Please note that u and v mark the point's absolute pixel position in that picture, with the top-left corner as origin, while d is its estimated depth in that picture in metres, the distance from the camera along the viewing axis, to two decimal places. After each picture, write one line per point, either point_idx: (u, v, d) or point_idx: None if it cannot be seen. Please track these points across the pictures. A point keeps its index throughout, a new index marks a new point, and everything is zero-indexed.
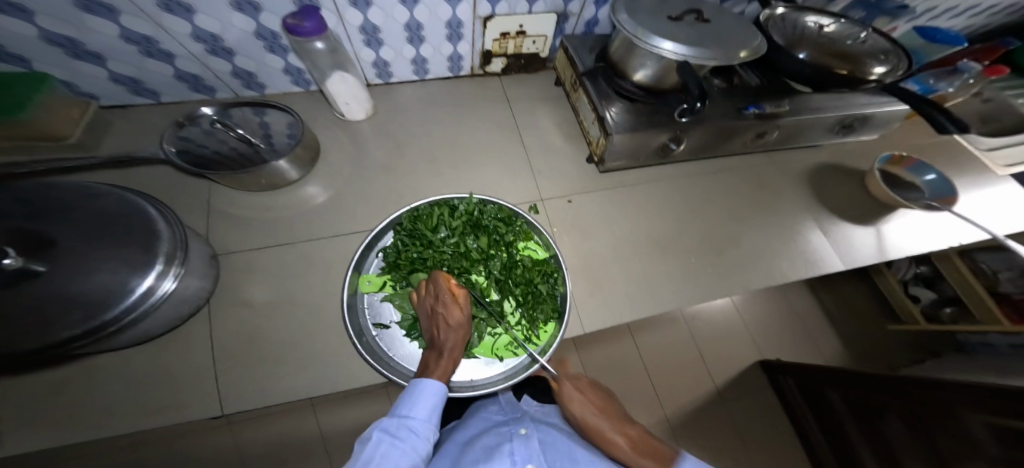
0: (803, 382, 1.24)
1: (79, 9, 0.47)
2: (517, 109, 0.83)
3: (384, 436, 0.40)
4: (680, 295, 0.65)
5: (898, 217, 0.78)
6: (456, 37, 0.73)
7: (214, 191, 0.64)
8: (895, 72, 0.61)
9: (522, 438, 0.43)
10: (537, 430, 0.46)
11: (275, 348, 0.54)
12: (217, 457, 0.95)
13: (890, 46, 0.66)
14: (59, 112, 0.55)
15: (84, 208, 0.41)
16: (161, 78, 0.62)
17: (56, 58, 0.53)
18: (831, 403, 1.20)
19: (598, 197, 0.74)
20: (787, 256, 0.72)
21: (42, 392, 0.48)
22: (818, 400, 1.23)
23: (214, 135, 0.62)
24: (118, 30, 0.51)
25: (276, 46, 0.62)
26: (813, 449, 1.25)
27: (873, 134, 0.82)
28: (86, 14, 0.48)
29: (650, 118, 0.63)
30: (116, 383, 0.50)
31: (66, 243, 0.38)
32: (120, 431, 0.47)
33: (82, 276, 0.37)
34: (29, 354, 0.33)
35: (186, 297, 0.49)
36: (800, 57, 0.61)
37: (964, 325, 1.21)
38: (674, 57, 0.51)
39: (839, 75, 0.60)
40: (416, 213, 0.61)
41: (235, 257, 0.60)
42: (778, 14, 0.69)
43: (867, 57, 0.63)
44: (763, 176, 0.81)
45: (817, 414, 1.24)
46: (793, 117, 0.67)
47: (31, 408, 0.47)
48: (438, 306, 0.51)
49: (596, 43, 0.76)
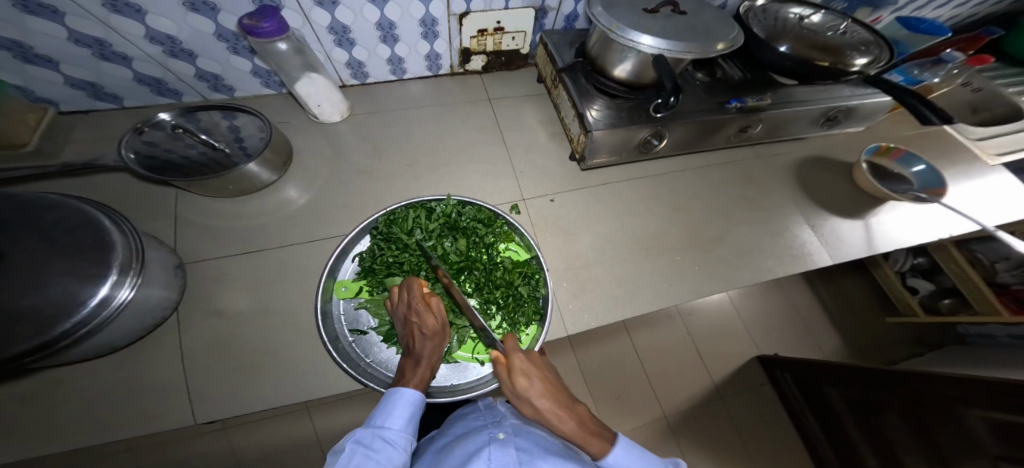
0: (800, 377, 1.22)
1: (20, 10, 0.45)
2: (499, 107, 0.82)
3: (357, 447, 0.38)
4: (665, 295, 0.64)
5: (888, 209, 0.77)
6: (431, 35, 0.71)
7: (184, 197, 0.63)
8: (877, 64, 0.60)
9: (501, 442, 0.39)
10: (518, 434, 0.42)
11: (244, 357, 0.53)
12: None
13: (870, 36, 0.64)
14: (13, 119, 0.54)
15: (33, 220, 0.39)
16: (121, 82, 0.60)
17: (6, 63, 0.51)
18: (828, 397, 1.18)
19: (581, 195, 0.72)
20: (775, 251, 0.70)
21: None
22: (816, 396, 1.21)
23: (179, 139, 0.60)
24: (67, 33, 0.50)
25: (239, 48, 0.61)
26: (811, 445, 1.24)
27: (861, 126, 0.80)
28: (28, 16, 0.46)
29: (629, 114, 0.62)
30: (76, 399, 0.48)
31: (10, 256, 0.37)
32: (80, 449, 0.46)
33: (24, 291, 0.35)
34: None
35: (148, 308, 0.47)
36: (781, 51, 0.60)
37: (961, 317, 1.20)
38: (651, 50, 0.50)
39: (817, 66, 0.58)
40: (392, 217, 0.59)
41: (206, 264, 0.58)
42: (758, 6, 0.67)
43: (849, 47, 0.61)
44: (750, 170, 0.79)
45: (815, 409, 1.22)
46: (777, 110, 0.65)
47: None
48: (412, 315, 0.49)
49: (576, 39, 0.74)
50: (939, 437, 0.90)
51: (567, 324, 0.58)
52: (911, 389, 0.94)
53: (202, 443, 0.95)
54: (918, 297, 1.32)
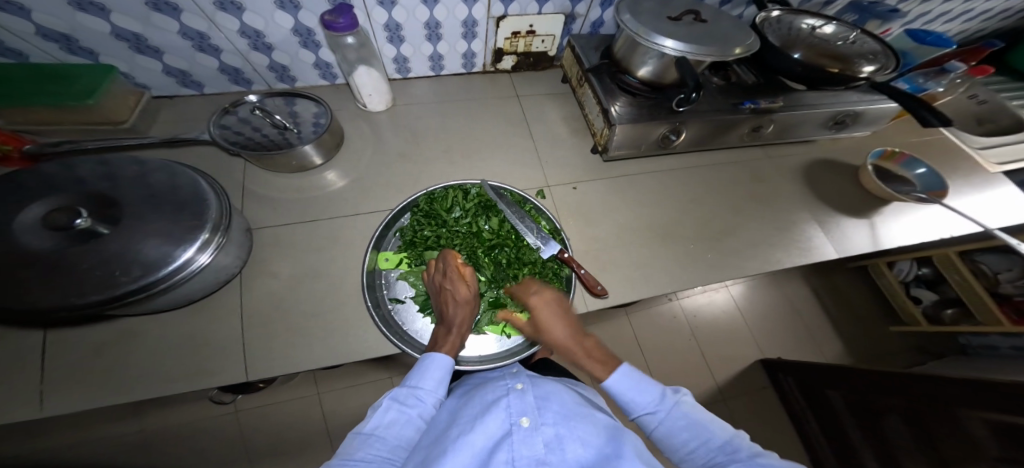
0: (802, 380, 1.27)
1: (149, 7, 0.54)
2: (526, 104, 0.88)
3: (393, 404, 0.44)
4: (679, 279, 0.69)
5: (892, 210, 0.81)
6: (470, 35, 0.78)
7: (249, 172, 0.69)
8: (882, 72, 0.65)
9: (518, 392, 0.44)
10: (534, 385, 0.46)
11: (297, 318, 0.58)
12: (223, 444, 0.97)
13: (879, 48, 0.69)
14: (118, 99, 0.62)
15: (143, 179, 0.46)
16: (206, 71, 0.69)
17: (121, 51, 0.60)
18: (831, 402, 1.21)
19: (602, 185, 0.78)
20: (783, 244, 0.75)
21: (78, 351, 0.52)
22: (819, 400, 1.24)
23: (247, 123, 0.67)
24: (178, 26, 0.58)
25: (309, 42, 0.69)
26: (811, 448, 1.27)
27: (868, 131, 0.85)
28: (154, 13, 0.55)
29: (651, 111, 0.67)
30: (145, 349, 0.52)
31: (128, 206, 0.43)
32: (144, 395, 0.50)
33: (138, 236, 0.41)
34: (93, 303, 0.37)
35: (222, 266, 0.53)
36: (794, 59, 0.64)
37: (960, 327, 1.24)
38: (674, 52, 0.55)
39: (829, 72, 0.63)
40: (432, 196, 0.66)
41: (266, 231, 0.65)
42: (773, 16, 0.73)
43: (858, 56, 0.66)
44: (761, 169, 0.85)
45: (818, 414, 1.25)
46: (787, 111, 0.71)
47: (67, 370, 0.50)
48: (446, 283, 0.53)
49: (601, 43, 0.80)
50: (936, 436, 0.92)
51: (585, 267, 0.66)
52: (908, 387, 0.98)
53: (223, 422, 0.99)
54: (920, 307, 1.37)
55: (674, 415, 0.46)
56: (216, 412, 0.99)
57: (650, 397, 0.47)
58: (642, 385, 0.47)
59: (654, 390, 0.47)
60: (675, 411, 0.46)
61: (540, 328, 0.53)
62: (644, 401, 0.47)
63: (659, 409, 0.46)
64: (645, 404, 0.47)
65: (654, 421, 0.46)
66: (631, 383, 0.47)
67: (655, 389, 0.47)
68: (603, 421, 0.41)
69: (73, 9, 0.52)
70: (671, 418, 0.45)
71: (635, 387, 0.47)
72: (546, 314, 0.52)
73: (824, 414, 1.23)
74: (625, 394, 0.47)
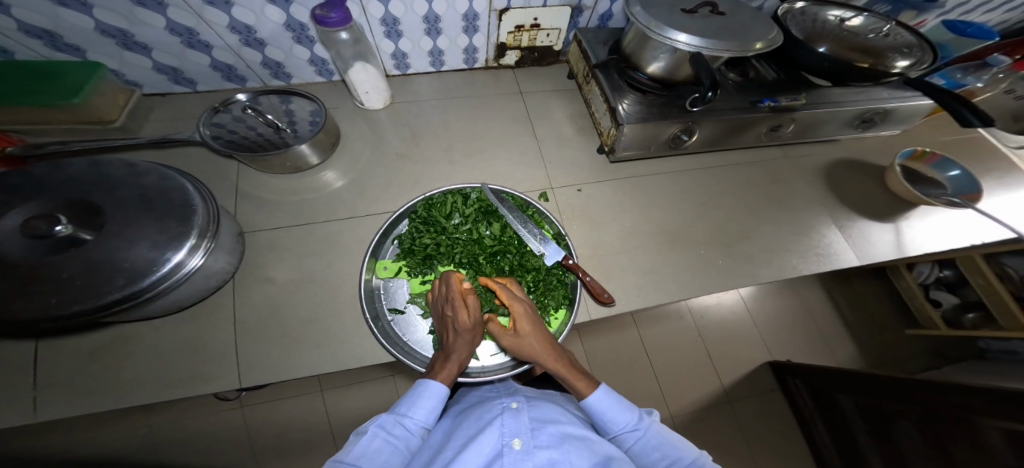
0: (811, 382, 1.22)
1: (133, 3, 0.52)
2: (530, 101, 0.85)
3: (380, 432, 0.42)
4: (689, 286, 0.65)
5: (919, 213, 0.77)
6: (471, 29, 0.75)
7: (244, 172, 0.68)
8: (919, 66, 0.59)
9: (513, 411, 0.42)
10: (529, 405, 0.44)
11: (290, 324, 0.57)
12: (224, 441, 0.98)
13: (916, 42, 0.63)
14: (107, 97, 0.61)
15: (126, 182, 0.44)
16: (199, 68, 0.67)
17: (109, 48, 0.59)
18: (841, 407, 1.16)
19: (608, 187, 0.75)
20: (799, 249, 0.71)
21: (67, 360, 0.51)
22: (828, 403, 1.19)
23: (242, 120, 0.66)
24: (164, 22, 0.56)
25: (303, 38, 0.66)
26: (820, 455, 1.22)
27: (896, 130, 0.80)
28: (139, 8, 0.53)
29: (661, 109, 0.63)
30: (133, 357, 0.52)
31: (108, 212, 0.41)
32: (133, 404, 0.49)
33: (118, 243, 0.39)
34: (67, 317, 0.35)
35: (213, 271, 0.51)
36: (820, 52, 0.60)
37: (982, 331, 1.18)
38: (687, 48, 0.51)
39: (858, 68, 0.58)
40: (430, 201, 0.63)
41: (261, 234, 0.63)
42: (797, 8, 0.68)
43: (891, 49, 0.60)
44: (778, 170, 0.80)
45: (825, 416, 1.21)
46: (811, 109, 0.66)
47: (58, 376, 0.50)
48: (448, 309, 0.50)
49: (609, 37, 0.76)
50: (951, 446, 0.87)
51: (589, 273, 0.63)
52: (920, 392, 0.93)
53: (223, 419, 0.99)
54: (940, 311, 1.30)
55: (648, 437, 0.46)
56: (217, 409, 1.00)
57: (629, 418, 0.47)
58: (621, 406, 0.47)
59: (631, 412, 0.47)
60: (650, 434, 0.46)
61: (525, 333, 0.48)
62: (623, 421, 0.47)
63: (637, 429, 0.46)
64: (623, 425, 0.47)
65: (631, 440, 0.46)
66: (611, 403, 0.48)
67: (633, 411, 0.47)
68: (597, 445, 0.39)
69: (56, 5, 0.50)
70: (646, 439, 0.46)
71: (613, 408, 0.47)
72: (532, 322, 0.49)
73: (834, 421, 1.19)
74: (603, 414, 0.47)
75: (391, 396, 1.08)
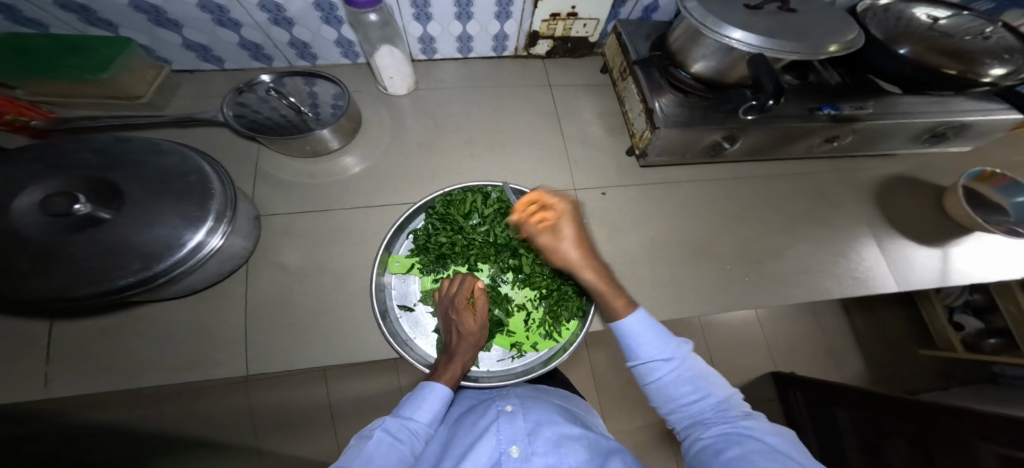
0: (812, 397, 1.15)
1: None
2: (558, 94, 0.81)
3: (386, 436, 0.39)
4: (714, 302, 0.62)
5: (970, 240, 0.71)
6: (504, 15, 0.70)
7: (263, 155, 0.67)
8: (1018, 75, 0.53)
9: (508, 415, 0.40)
10: (526, 407, 0.43)
11: (302, 314, 0.56)
12: (232, 416, 1.00)
13: (1018, 44, 0.55)
14: (134, 74, 0.60)
15: (146, 161, 0.43)
16: (228, 46, 0.65)
17: (140, 24, 0.57)
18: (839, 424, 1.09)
19: (636, 191, 0.71)
20: (834, 271, 0.67)
21: (95, 336, 0.52)
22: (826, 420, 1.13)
23: (267, 102, 0.65)
24: None
25: (331, 18, 0.63)
26: None
27: (965, 146, 0.74)
28: None
29: (704, 113, 0.59)
30: (153, 336, 0.52)
31: (125, 193, 0.40)
32: (150, 384, 0.50)
33: (138, 225, 0.39)
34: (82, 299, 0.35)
35: (229, 255, 0.51)
36: (900, 55, 0.55)
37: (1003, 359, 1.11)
38: (743, 47, 0.47)
39: (946, 74, 0.53)
40: (449, 198, 0.60)
41: (280, 219, 0.62)
42: (880, 5, 0.61)
43: (988, 55, 0.53)
44: (820, 184, 0.75)
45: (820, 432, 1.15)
46: (874, 121, 0.61)
47: (79, 351, 0.51)
48: (452, 312, 0.49)
49: (652, 30, 0.71)
50: None
51: None
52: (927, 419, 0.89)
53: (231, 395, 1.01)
54: (961, 335, 1.22)
55: (683, 367, 0.39)
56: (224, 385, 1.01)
57: (663, 346, 0.39)
58: (660, 334, 0.40)
59: (669, 339, 0.40)
60: (686, 364, 0.39)
61: (562, 237, 0.42)
62: (659, 348, 0.39)
63: (671, 358, 0.39)
64: (657, 351, 0.39)
65: (662, 369, 0.39)
66: (648, 329, 0.40)
67: (670, 338, 0.40)
68: (593, 440, 0.38)
69: None
70: (678, 369, 0.39)
71: (651, 334, 0.40)
72: (571, 227, 0.43)
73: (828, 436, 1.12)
74: (637, 338, 0.40)
75: (394, 382, 1.08)
